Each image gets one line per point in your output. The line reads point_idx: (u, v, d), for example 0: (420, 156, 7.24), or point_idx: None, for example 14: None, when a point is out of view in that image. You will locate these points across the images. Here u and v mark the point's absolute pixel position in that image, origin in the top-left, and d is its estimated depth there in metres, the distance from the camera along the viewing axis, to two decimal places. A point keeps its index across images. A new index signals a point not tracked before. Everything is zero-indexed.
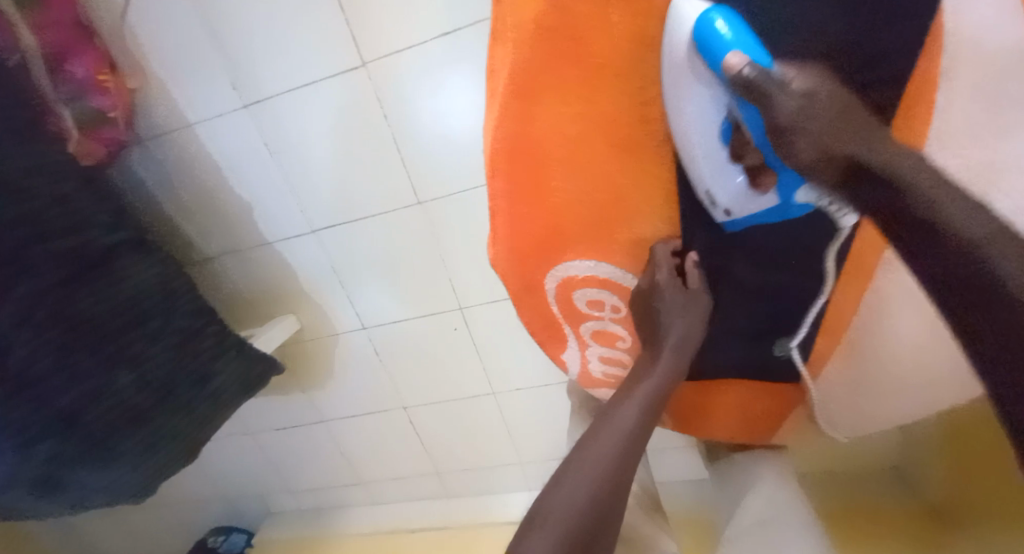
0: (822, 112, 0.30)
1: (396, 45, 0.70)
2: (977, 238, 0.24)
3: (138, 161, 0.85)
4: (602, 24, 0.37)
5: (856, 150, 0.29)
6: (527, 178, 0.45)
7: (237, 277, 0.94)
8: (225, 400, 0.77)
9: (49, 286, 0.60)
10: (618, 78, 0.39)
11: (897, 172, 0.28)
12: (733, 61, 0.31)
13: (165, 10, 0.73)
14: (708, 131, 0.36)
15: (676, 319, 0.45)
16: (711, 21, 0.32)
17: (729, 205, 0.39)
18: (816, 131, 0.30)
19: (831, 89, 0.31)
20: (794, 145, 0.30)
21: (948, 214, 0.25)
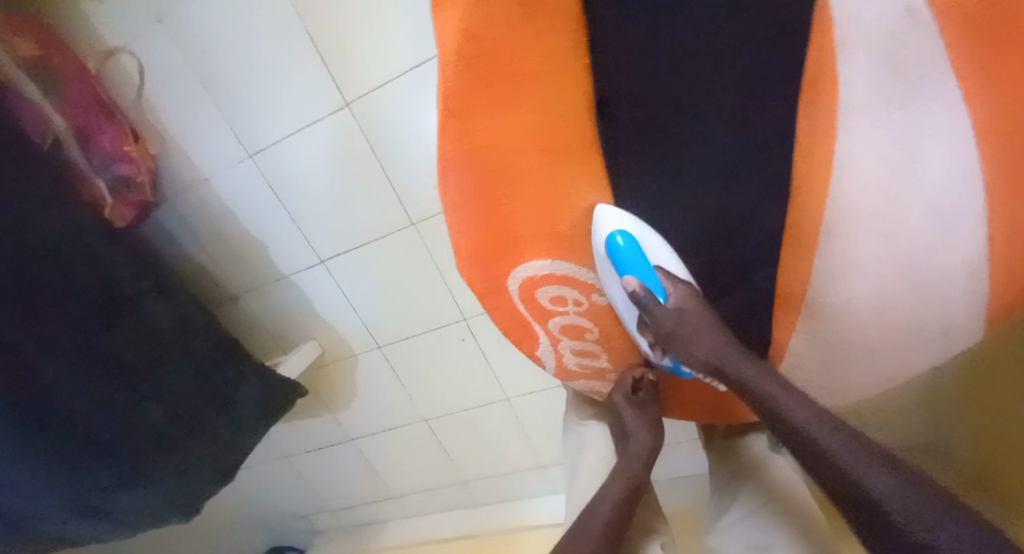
0: (692, 323, 0.47)
1: (372, 83, 0.76)
2: (808, 424, 0.40)
3: (166, 216, 0.94)
4: (517, 43, 0.41)
5: (719, 359, 0.46)
6: (476, 190, 0.48)
7: (261, 311, 1.02)
8: (248, 422, 0.84)
9: (87, 333, 0.69)
10: (537, 92, 0.43)
11: (751, 380, 0.44)
12: (629, 282, 0.48)
13: (173, 79, 0.82)
14: (625, 307, 0.51)
15: (637, 426, 0.52)
16: (614, 240, 0.47)
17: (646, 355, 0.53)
18: (694, 341, 0.47)
19: (695, 305, 0.48)
20: (686, 347, 0.47)
21: (784, 405, 0.42)
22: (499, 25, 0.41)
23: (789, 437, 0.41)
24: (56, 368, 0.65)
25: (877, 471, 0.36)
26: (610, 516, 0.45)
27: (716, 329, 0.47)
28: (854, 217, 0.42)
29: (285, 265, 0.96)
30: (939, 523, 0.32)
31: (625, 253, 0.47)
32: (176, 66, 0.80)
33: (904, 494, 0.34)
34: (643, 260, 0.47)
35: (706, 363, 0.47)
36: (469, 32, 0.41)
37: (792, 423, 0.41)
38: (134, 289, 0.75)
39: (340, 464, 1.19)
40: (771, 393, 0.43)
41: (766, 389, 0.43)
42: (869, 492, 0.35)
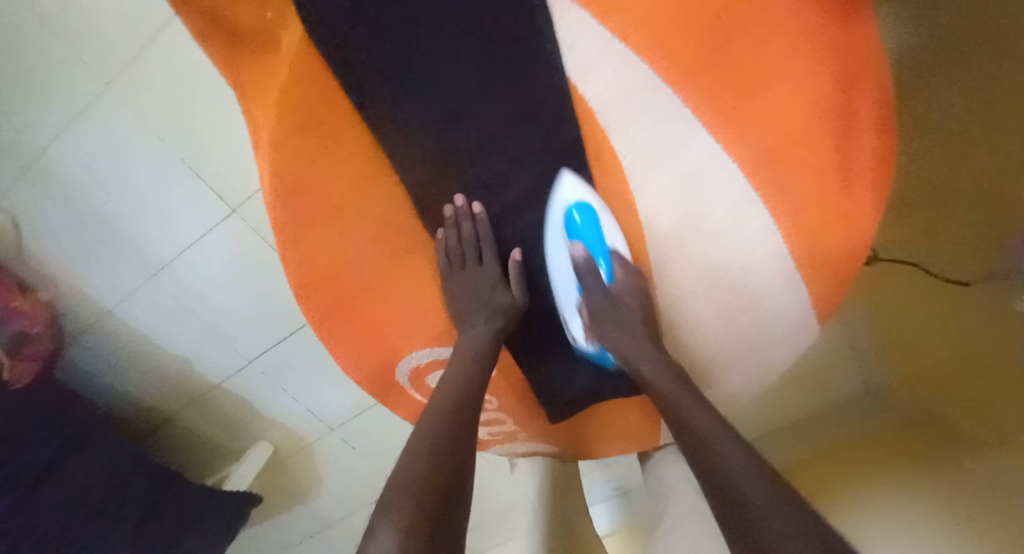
0: (626, 304, 0.53)
1: (251, 187, 0.77)
2: (694, 423, 0.43)
3: (78, 356, 0.92)
4: (325, 173, 0.47)
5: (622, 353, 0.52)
6: (335, 302, 0.53)
7: (204, 423, 1.03)
8: (207, 546, 0.89)
9: (4, 514, 0.68)
10: (357, 205, 0.50)
11: (650, 377, 0.49)
12: (576, 249, 0.53)
13: (48, 224, 0.80)
14: (566, 283, 0.57)
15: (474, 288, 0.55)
16: (570, 212, 0.51)
17: (575, 337, 0.58)
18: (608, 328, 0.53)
19: (630, 296, 0.53)
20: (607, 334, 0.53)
21: (676, 403, 0.46)
22: (301, 160, 0.45)
23: (682, 427, 0.44)
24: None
25: (737, 458, 0.38)
26: (440, 435, 0.46)
27: (638, 323, 0.53)
28: (678, 259, 0.51)
29: (216, 374, 0.96)
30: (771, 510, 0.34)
31: (582, 226, 0.51)
32: (51, 213, 0.79)
33: (751, 466, 0.38)
34: (597, 236, 0.52)
35: (620, 357, 0.52)
36: (277, 175, 0.45)
37: (687, 428, 0.43)
38: (42, 459, 0.75)
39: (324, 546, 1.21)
40: (670, 391, 0.47)
41: (675, 393, 0.47)
42: (727, 477, 0.37)
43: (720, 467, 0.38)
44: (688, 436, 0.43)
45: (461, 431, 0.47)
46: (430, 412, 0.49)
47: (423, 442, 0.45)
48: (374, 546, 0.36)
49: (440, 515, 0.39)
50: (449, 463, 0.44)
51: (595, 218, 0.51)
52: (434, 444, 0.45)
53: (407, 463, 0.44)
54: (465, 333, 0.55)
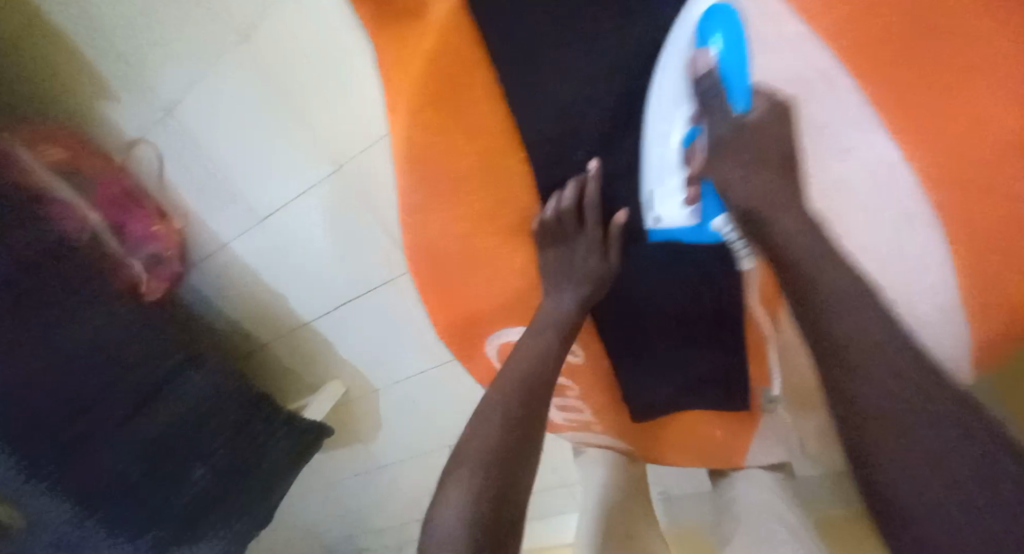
0: (748, 137, 0.38)
1: (360, 145, 0.79)
2: (827, 309, 0.32)
3: (195, 280, 1.02)
4: (443, 136, 0.46)
5: (748, 204, 0.39)
6: (440, 270, 0.53)
7: (289, 356, 1.11)
8: (282, 474, 0.91)
9: (130, 414, 0.75)
10: (455, 163, 0.47)
11: (790, 248, 0.36)
12: (703, 57, 0.40)
13: (182, 158, 0.87)
14: (677, 128, 0.43)
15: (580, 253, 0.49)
16: (703, 34, 0.40)
17: (660, 213, 0.47)
18: (775, 210, 0.37)
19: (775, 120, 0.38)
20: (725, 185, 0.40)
21: (820, 278, 0.34)
22: (431, 131, 0.46)
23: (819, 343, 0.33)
24: (113, 446, 0.73)
25: (891, 397, 0.29)
26: (512, 414, 0.43)
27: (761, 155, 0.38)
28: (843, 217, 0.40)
29: (305, 314, 1.03)
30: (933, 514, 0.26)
31: (725, 27, 0.39)
32: (188, 150, 0.86)
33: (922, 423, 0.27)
34: (738, 56, 0.39)
35: (737, 208, 0.40)
36: (410, 138, 0.46)
37: (830, 333, 0.32)
38: (163, 368, 0.80)
39: (377, 490, 1.28)
40: (813, 264, 0.34)
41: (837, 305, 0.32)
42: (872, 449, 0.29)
43: (870, 432, 0.29)
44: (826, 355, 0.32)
45: (532, 415, 0.44)
46: (500, 385, 0.46)
47: (489, 421, 0.43)
48: (443, 516, 0.37)
49: (494, 514, 0.37)
50: (511, 447, 0.41)
51: (740, 25, 0.39)
52: (506, 423, 0.43)
53: (482, 428, 0.42)
54: (550, 299, 0.50)
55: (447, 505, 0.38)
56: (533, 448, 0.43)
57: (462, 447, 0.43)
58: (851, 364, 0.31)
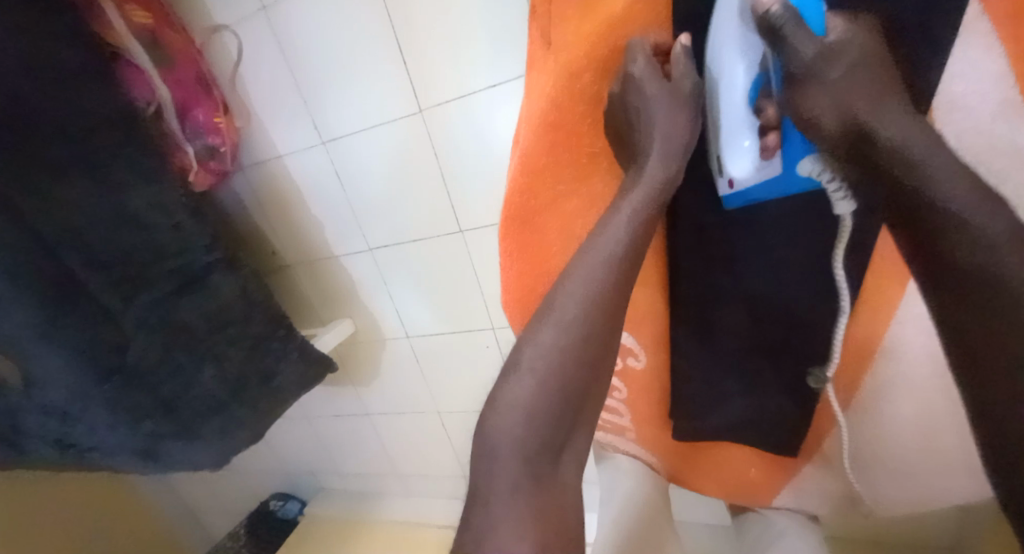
0: (842, 60, 0.32)
1: (449, 95, 0.78)
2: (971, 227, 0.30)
3: (237, 183, 1.00)
4: (588, 104, 0.43)
5: (847, 114, 0.33)
6: (533, 249, 0.49)
7: (307, 283, 1.09)
8: (286, 394, 0.89)
9: (164, 295, 0.73)
10: (592, 140, 0.45)
11: (911, 158, 0.31)
12: None
13: (261, 57, 0.84)
14: (741, 81, 0.38)
15: (661, 111, 0.40)
16: None
17: (734, 174, 0.40)
18: (827, 87, 0.33)
19: (867, 38, 0.33)
20: (815, 114, 0.34)
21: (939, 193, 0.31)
22: (582, 99, 0.43)
23: (975, 292, 0.30)
24: (136, 327, 0.71)
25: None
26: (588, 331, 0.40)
27: (878, 72, 0.33)
28: None
29: (337, 246, 1.01)
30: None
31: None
32: (270, 52, 0.83)
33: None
34: None
35: (841, 119, 0.33)
36: (554, 103, 0.42)
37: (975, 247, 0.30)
38: (205, 260, 0.78)
39: (355, 436, 1.28)
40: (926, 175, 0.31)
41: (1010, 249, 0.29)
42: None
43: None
44: (991, 309, 0.29)
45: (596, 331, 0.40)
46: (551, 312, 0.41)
47: (546, 338, 0.40)
48: (507, 415, 0.38)
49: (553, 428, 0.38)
50: (580, 362, 0.40)
51: None
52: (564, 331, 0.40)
53: (550, 338, 0.40)
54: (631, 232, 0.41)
55: (514, 398, 0.38)
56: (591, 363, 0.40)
57: (518, 355, 0.41)
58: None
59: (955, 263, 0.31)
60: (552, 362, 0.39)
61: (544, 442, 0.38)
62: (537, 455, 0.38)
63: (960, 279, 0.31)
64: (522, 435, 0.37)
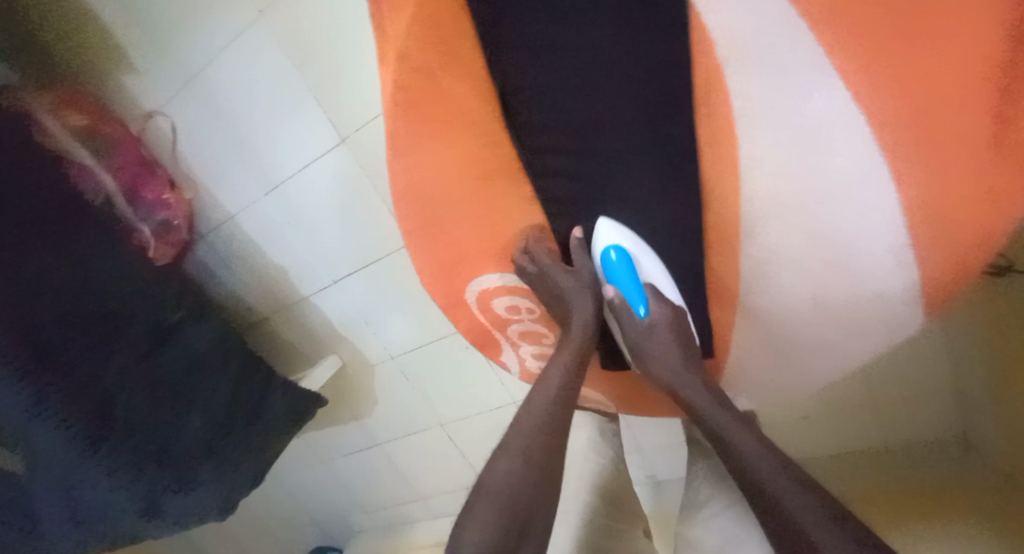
0: (656, 337, 0.54)
1: (363, 117, 0.82)
2: (737, 439, 0.48)
3: (203, 251, 1.07)
4: (430, 79, 0.48)
5: (673, 377, 0.53)
6: (423, 219, 0.55)
7: (289, 330, 1.14)
8: (277, 431, 0.93)
9: (137, 357, 0.80)
10: (447, 112, 0.50)
11: (702, 406, 0.51)
12: (608, 290, 0.56)
13: (192, 129, 0.92)
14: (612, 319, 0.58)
15: (578, 317, 0.55)
16: (608, 252, 0.52)
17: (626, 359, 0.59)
18: (654, 351, 0.54)
19: (670, 322, 0.54)
20: (649, 365, 0.55)
21: (718, 421, 0.50)
22: (420, 73, 0.47)
23: (743, 480, 0.46)
24: (118, 385, 0.77)
25: (799, 504, 0.41)
26: (550, 405, 0.50)
27: (677, 349, 0.54)
28: None
29: (306, 286, 1.06)
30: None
31: (616, 268, 0.52)
32: (202, 123, 0.92)
33: (821, 523, 0.40)
34: (631, 280, 0.53)
35: (664, 382, 0.54)
36: (397, 84, 0.48)
37: (732, 445, 0.48)
38: (172, 320, 0.86)
39: (371, 469, 1.30)
40: (711, 413, 0.51)
41: (756, 456, 0.46)
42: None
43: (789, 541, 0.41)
44: (730, 456, 0.48)
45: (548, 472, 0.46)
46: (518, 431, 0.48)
47: (508, 463, 0.45)
48: (471, 532, 0.39)
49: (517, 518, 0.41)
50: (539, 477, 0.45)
51: (630, 261, 0.52)
52: (524, 449, 0.46)
53: (532, 416, 0.49)
54: (558, 367, 0.53)
55: (478, 524, 0.40)
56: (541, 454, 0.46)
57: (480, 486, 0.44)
58: (763, 490, 0.44)
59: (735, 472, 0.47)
60: (513, 483, 0.43)
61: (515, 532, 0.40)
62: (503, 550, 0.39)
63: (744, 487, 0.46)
64: (508, 479, 0.43)
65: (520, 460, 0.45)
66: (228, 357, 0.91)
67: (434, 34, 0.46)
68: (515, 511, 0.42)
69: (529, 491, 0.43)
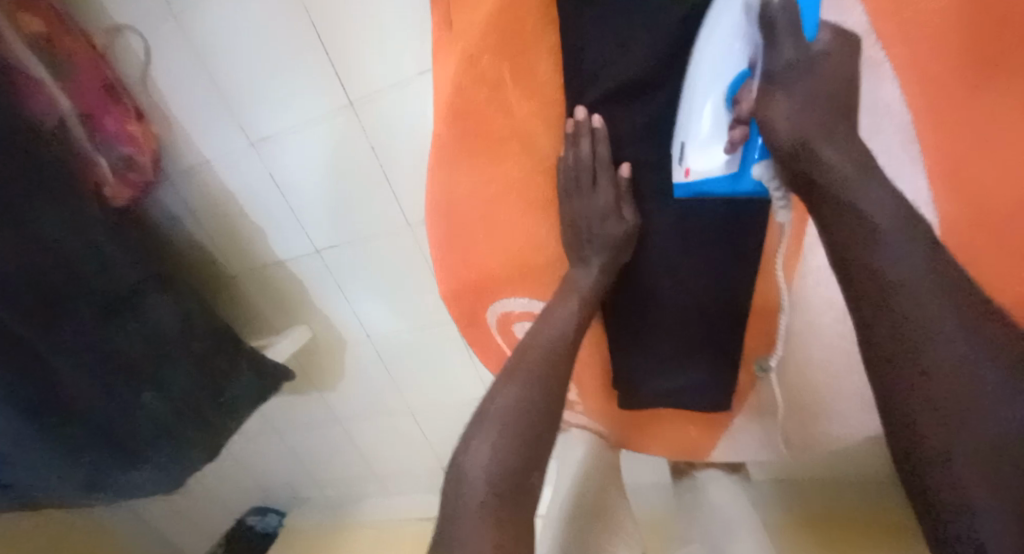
0: (814, 74, 0.36)
1: (377, 86, 0.74)
2: (883, 229, 0.33)
3: (166, 195, 0.96)
4: (494, 91, 0.44)
5: (805, 141, 0.36)
6: (454, 237, 0.50)
7: (255, 292, 1.06)
8: (240, 409, 0.89)
9: (90, 322, 0.71)
10: (501, 128, 0.45)
11: (832, 166, 0.35)
12: None
13: (170, 57, 0.80)
14: (723, 77, 0.38)
15: (597, 233, 0.47)
16: None
17: (698, 154, 0.41)
18: (791, 103, 0.36)
19: (835, 64, 0.36)
20: (772, 123, 0.37)
21: (853, 193, 0.35)
22: (482, 83, 0.43)
23: (885, 321, 0.32)
24: (61, 356, 0.69)
25: (973, 365, 0.29)
26: (552, 348, 0.47)
27: (827, 99, 0.36)
28: None
29: (282, 252, 0.98)
30: (999, 504, 0.28)
31: None
32: (181, 52, 0.80)
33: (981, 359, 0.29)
34: None
35: (787, 149, 0.37)
36: (455, 91, 0.44)
37: (865, 233, 0.34)
38: (134, 281, 0.76)
39: (326, 442, 1.27)
40: (845, 180, 0.35)
41: (923, 295, 0.31)
42: (915, 432, 0.31)
43: (922, 415, 0.30)
44: (862, 247, 0.34)
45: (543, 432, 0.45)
46: (516, 374, 0.46)
47: (504, 404, 0.45)
48: (468, 469, 0.42)
49: (512, 481, 0.42)
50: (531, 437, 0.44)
51: None
52: (521, 405, 0.45)
53: (527, 362, 0.47)
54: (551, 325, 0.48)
55: (474, 466, 0.42)
56: (544, 420, 0.45)
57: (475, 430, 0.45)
58: (921, 348, 0.30)
59: (872, 300, 0.33)
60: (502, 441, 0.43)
61: (506, 491, 0.41)
62: (498, 507, 0.40)
63: (857, 276, 0.34)
64: (518, 406, 0.44)
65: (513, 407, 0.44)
66: (194, 327, 0.82)
67: (505, 47, 0.42)
68: (522, 434, 0.44)
69: (530, 432, 0.44)
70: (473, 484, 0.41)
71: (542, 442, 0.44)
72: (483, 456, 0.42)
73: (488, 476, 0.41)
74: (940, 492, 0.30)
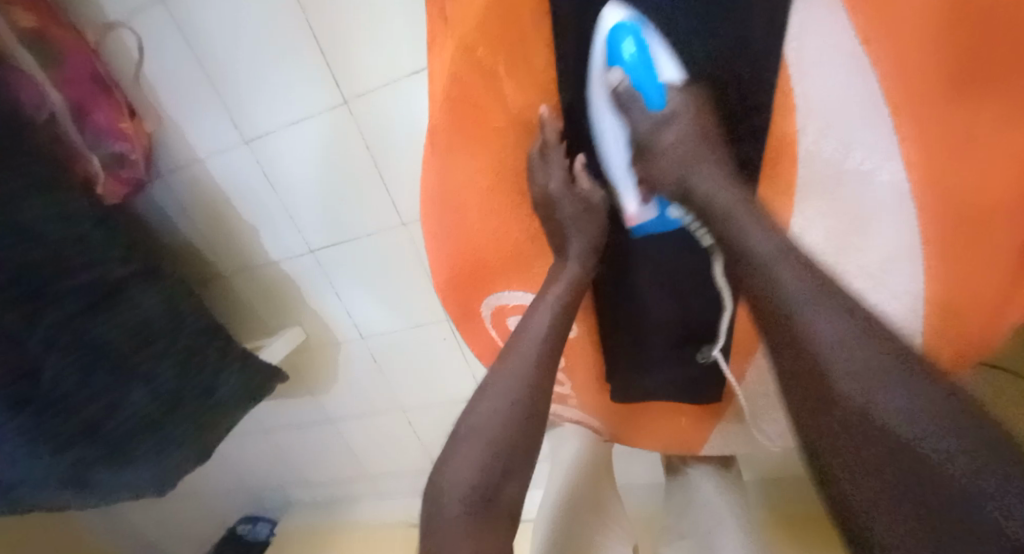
0: (670, 135, 0.41)
1: (372, 84, 0.75)
2: (767, 258, 0.36)
3: (159, 192, 0.96)
4: (491, 81, 0.44)
5: (685, 183, 0.42)
6: (448, 228, 0.50)
7: (246, 291, 1.05)
8: (231, 407, 0.87)
9: (73, 313, 0.70)
10: (497, 118, 0.45)
11: (721, 206, 0.40)
12: (616, 79, 0.42)
13: (164, 55, 0.80)
14: (617, 147, 0.46)
15: (576, 234, 0.49)
16: (619, 41, 0.40)
17: (631, 206, 0.48)
18: (663, 150, 0.42)
19: (693, 116, 0.41)
20: (657, 168, 0.43)
21: (743, 230, 0.38)
22: (478, 73, 0.43)
23: (797, 374, 0.34)
24: (45, 347, 0.67)
25: (867, 389, 0.30)
26: (541, 347, 0.47)
27: (695, 146, 0.41)
28: None
29: (275, 251, 0.98)
30: (899, 528, 0.28)
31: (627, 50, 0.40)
32: (175, 49, 0.79)
33: (873, 370, 0.30)
34: (643, 66, 0.41)
35: (676, 188, 0.42)
36: (452, 77, 0.43)
37: (752, 265, 0.37)
38: (119, 274, 0.76)
39: (318, 444, 1.25)
40: (732, 221, 0.39)
41: (810, 320, 0.33)
42: (844, 489, 0.31)
43: (823, 440, 0.32)
44: (756, 281, 0.37)
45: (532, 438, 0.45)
46: (503, 377, 0.46)
47: (489, 407, 0.45)
48: (451, 473, 0.42)
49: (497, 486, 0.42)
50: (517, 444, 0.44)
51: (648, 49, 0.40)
52: (510, 411, 0.44)
53: (515, 364, 0.47)
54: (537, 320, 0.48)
55: (456, 472, 0.42)
56: (531, 427, 0.45)
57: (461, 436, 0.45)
58: (811, 371, 0.33)
59: (771, 331, 0.36)
60: (487, 447, 0.43)
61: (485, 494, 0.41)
62: (479, 510, 0.41)
63: (756, 308, 0.37)
64: (510, 411, 0.44)
65: (501, 411, 0.44)
66: (181, 323, 0.82)
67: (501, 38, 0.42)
68: (508, 441, 0.44)
69: (518, 438, 0.44)
70: (456, 487, 0.41)
71: (528, 448, 0.44)
72: (470, 461, 0.42)
73: (473, 481, 0.41)
74: (860, 530, 0.31)
